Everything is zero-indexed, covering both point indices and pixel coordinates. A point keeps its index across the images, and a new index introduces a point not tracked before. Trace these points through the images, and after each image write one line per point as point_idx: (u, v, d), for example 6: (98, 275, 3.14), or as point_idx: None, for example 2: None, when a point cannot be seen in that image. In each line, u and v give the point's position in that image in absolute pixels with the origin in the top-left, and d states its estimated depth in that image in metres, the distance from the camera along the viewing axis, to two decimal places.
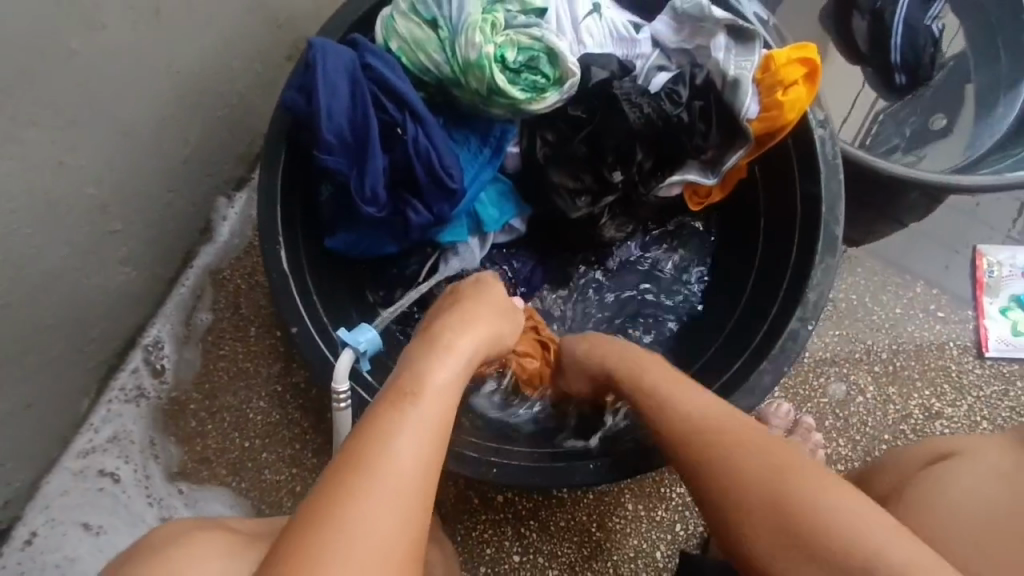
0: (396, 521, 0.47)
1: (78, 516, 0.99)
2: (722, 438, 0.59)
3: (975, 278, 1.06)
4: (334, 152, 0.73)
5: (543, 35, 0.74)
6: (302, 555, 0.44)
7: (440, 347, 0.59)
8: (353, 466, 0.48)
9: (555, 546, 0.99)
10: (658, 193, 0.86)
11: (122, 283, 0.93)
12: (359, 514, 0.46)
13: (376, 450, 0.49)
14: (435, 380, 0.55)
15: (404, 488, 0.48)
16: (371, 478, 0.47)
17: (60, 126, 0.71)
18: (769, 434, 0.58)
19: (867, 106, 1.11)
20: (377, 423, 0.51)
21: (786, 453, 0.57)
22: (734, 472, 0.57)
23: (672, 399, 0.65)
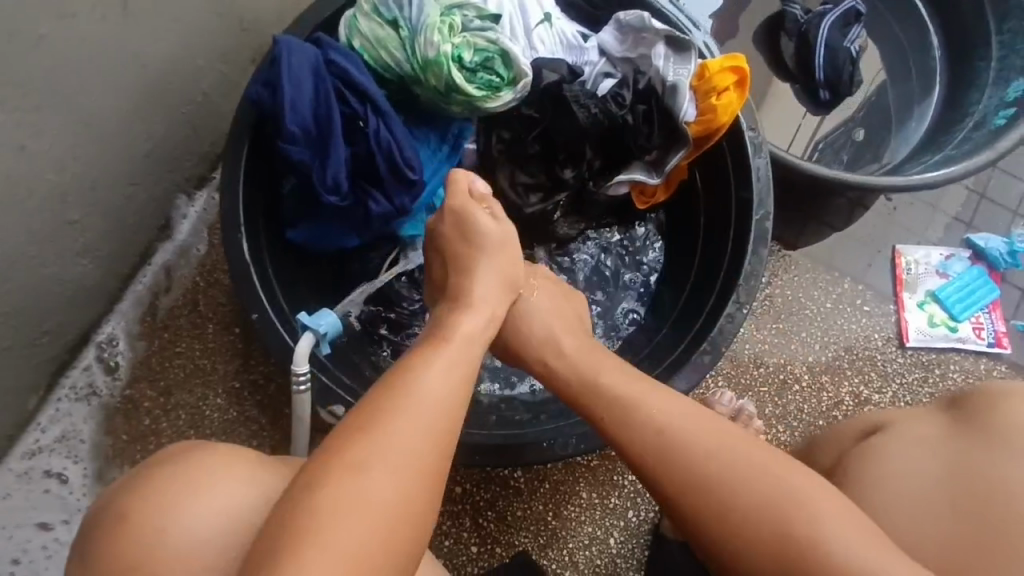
0: (429, 440, 0.51)
1: (23, 518, 0.96)
2: (681, 455, 0.61)
3: (895, 275, 1.15)
4: (298, 143, 0.76)
5: (498, 38, 0.80)
6: (340, 464, 0.48)
7: (466, 303, 0.67)
8: (392, 391, 0.53)
9: (512, 536, 1.01)
10: (607, 192, 0.93)
11: (79, 275, 0.92)
12: (398, 422, 0.51)
13: (412, 378, 0.54)
14: (462, 329, 0.63)
15: (435, 407, 0.53)
16: (411, 398, 0.53)
17: (23, 111, 0.72)
18: (702, 449, 0.61)
19: (812, 128, 1.20)
20: (407, 363, 0.57)
21: (708, 472, 0.60)
22: (681, 489, 0.61)
23: (625, 407, 0.65)
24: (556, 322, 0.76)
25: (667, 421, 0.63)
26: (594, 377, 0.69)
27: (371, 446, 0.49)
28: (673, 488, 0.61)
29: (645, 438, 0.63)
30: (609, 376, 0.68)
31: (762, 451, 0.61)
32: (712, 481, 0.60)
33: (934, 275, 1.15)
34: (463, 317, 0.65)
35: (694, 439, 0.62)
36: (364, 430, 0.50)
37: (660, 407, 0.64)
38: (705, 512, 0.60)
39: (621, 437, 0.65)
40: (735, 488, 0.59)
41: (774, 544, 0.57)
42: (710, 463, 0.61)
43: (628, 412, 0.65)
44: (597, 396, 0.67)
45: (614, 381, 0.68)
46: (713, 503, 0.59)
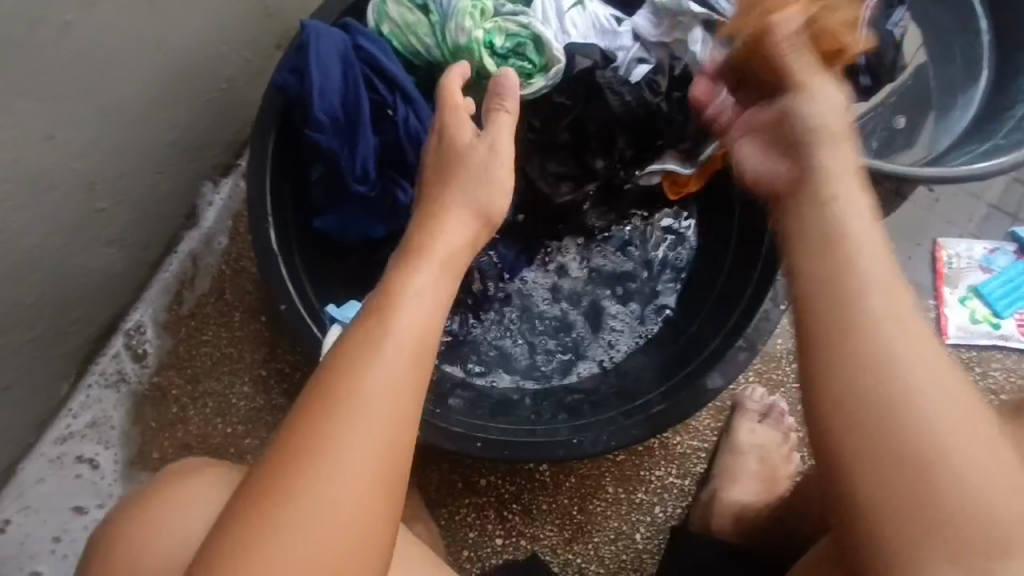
0: (378, 440, 0.48)
1: (55, 503, 0.98)
2: (874, 350, 0.48)
3: (935, 269, 1.11)
4: (325, 131, 0.75)
5: (530, 23, 0.77)
6: (286, 479, 0.46)
7: (424, 253, 0.58)
8: (333, 385, 0.49)
9: (537, 529, 1.01)
10: (639, 180, 0.92)
11: (106, 264, 0.92)
12: (339, 427, 0.47)
13: (351, 370, 0.49)
14: (416, 285, 0.55)
15: (381, 399, 0.49)
16: (350, 395, 0.48)
17: (50, 100, 0.72)
18: (902, 355, 0.47)
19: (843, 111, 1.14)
20: (352, 343, 0.51)
21: (895, 386, 0.46)
22: (843, 386, 0.48)
23: (851, 275, 0.50)
24: (765, 163, 0.64)
25: (882, 309, 0.49)
26: (836, 215, 0.54)
27: (318, 456, 0.46)
28: (830, 384, 0.48)
29: (844, 316, 0.49)
30: (854, 226, 0.53)
31: (955, 386, 0.47)
32: (899, 398, 0.46)
33: (977, 269, 1.10)
34: (419, 271, 0.56)
35: (915, 351, 0.47)
36: (312, 437, 0.47)
37: (871, 302, 0.49)
38: (858, 417, 0.47)
39: (822, 296, 0.51)
40: (901, 420, 0.46)
41: (915, 495, 0.45)
42: (900, 387, 0.46)
43: (847, 274, 0.50)
44: (834, 250, 0.52)
45: (863, 228, 0.53)
46: (887, 418, 0.46)
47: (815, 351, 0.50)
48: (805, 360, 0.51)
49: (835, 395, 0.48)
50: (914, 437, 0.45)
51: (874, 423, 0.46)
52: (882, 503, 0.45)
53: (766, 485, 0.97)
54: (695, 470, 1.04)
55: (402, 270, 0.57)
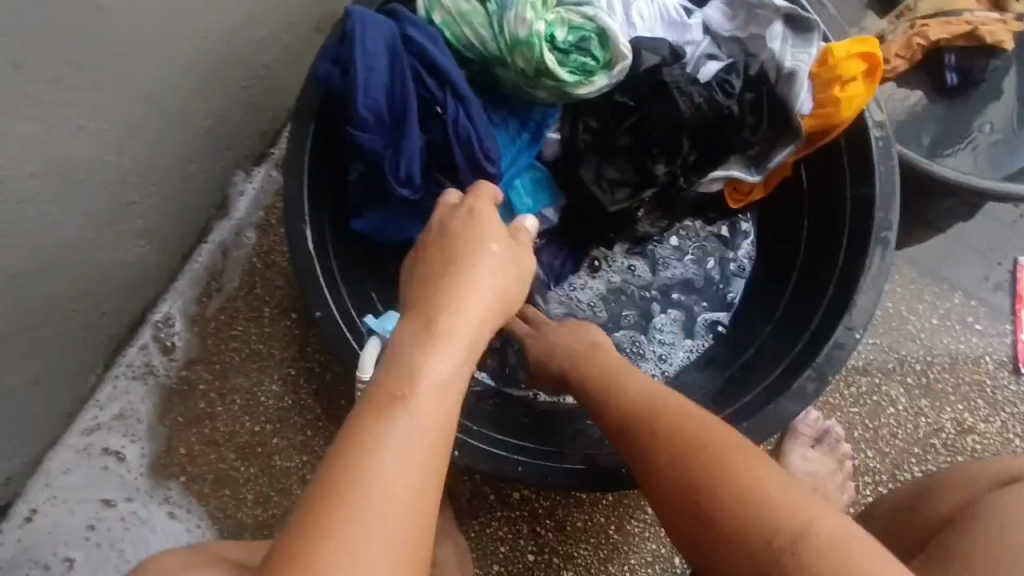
0: (423, 470, 0.44)
1: (81, 495, 0.96)
2: (702, 463, 0.56)
3: (1015, 292, 1.03)
4: (369, 130, 0.70)
5: (596, 15, 0.70)
6: (328, 510, 0.42)
7: (436, 329, 0.51)
8: (379, 408, 0.46)
9: (571, 547, 0.96)
10: (699, 188, 0.83)
11: (137, 257, 0.89)
12: (341, 550, 0.40)
13: (355, 483, 0.42)
14: (431, 374, 0.48)
15: (426, 431, 0.46)
16: (354, 511, 0.42)
17: (82, 88, 0.67)
18: (737, 453, 0.56)
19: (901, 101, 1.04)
20: (353, 442, 0.44)
21: (752, 485, 0.53)
22: (719, 498, 0.53)
23: (630, 391, 0.66)
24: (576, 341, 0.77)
25: (671, 407, 0.62)
26: (616, 382, 0.68)
27: (361, 486, 0.42)
28: (723, 505, 0.53)
29: (682, 440, 0.58)
30: (639, 387, 0.66)
31: (780, 477, 0.54)
32: (747, 485, 0.53)
33: None
34: (432, 353, 0.49)
35: (723, 444, 0.57)
36: (359, 465, 0.43)
37: (634, 386, 0.67)
38: (745, 521, 0.51)
39: (651, 459, 0.60)
40: (787, 520, 0.49)
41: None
42: (749, 479, 0.53)
43: (681, 422, 0.60)
44: (637, 418, 0.63)
45: (641, 386, 0.66)
46: (767, 535, 0.50)
47: (674, 476, 0.57)
48: (691, 512, 0.56)
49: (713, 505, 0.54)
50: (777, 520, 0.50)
51: (760, 517, 0.51)
52: None
53: None
54: None
55: (410, 351, 0.50)
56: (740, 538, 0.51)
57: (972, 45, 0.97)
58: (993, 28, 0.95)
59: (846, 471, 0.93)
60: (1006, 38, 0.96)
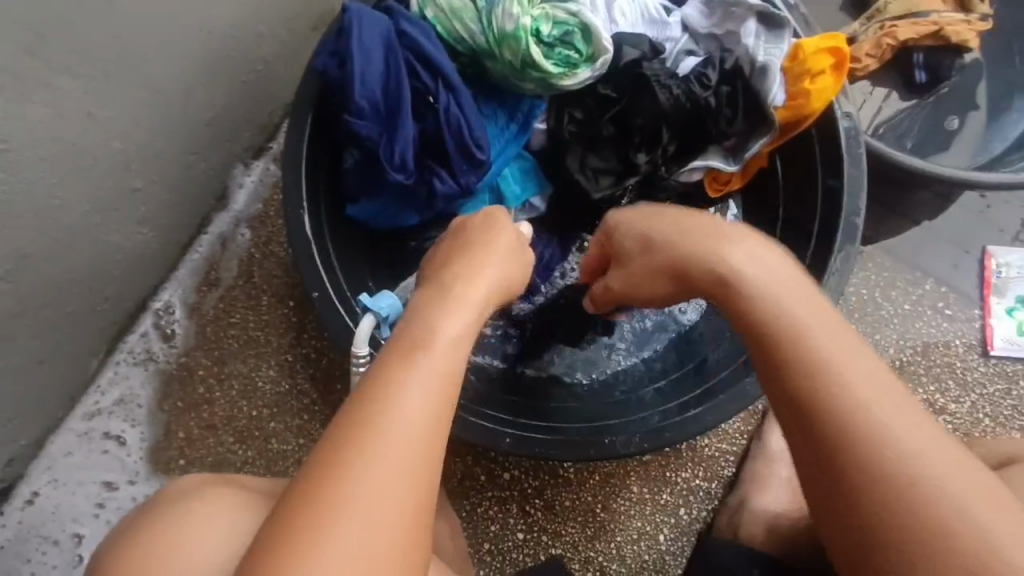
0: (436, 410, 0.49)
1: (82, 477, 0.99)
2: (819, 357, 0.52)
3: (983, 279, 1.07)
4: (364, 118, 0.73)
5: (579, 11, 0.75)
6: (357, 436, 0.46)
7: (451, 298, 0.57)
8: (400, 354, 0.51)
9: (559, 525, 1.00)
10: (678, 178, 0.87)
11: (139, 244, 0.92)
12: (364, 474, 0.45)
13: (371, 424, 0.47)
14: (443, 334, 0.53)
15: (441, 374, 0.51)
16: (373, 444, 0.46)
17: (90, 77, 0.70)
18: (858, 360, 0.52)
19: (876, 104, 1.09)
20: (372, 389, 0.49)
21: (859, 392, 0.50)
22: (823, 391, 0.51)
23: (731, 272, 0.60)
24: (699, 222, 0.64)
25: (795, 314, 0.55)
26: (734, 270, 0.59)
27: (377, 419, 0.47)
28: (818, 410, 0.51)
29: (786, 325, 0.55)
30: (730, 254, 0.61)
31: (896, 390, 0.51)
32: (845, 397, 0.50)
33: None
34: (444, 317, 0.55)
35: (838, 345, 0.53)
36: (380, 399, 0.48)
37: (796, 304, 0.56)
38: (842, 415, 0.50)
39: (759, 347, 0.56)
40: (884, 441, 0.48)
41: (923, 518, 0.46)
42: (842, 389, 0.50)
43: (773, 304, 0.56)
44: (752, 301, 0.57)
45: (757, 267, 0.59)
46: (864, 446, 0.48)
47: (786, 352, 0.53)
48: (784, 400, 0.53)
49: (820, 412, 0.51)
50: (878, 445, 0.48)
51: (861, 423, 0.49)
52: (880, 511, 0.47)
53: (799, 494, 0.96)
54: (722, 473, 1.03)
55: (428, 312, 0.55)
56: (834, 432, 0.50)
57: (940, 44, 1.03)
58: (958, 28, 1.00)
59: None
60: (971, 37, 1.01)
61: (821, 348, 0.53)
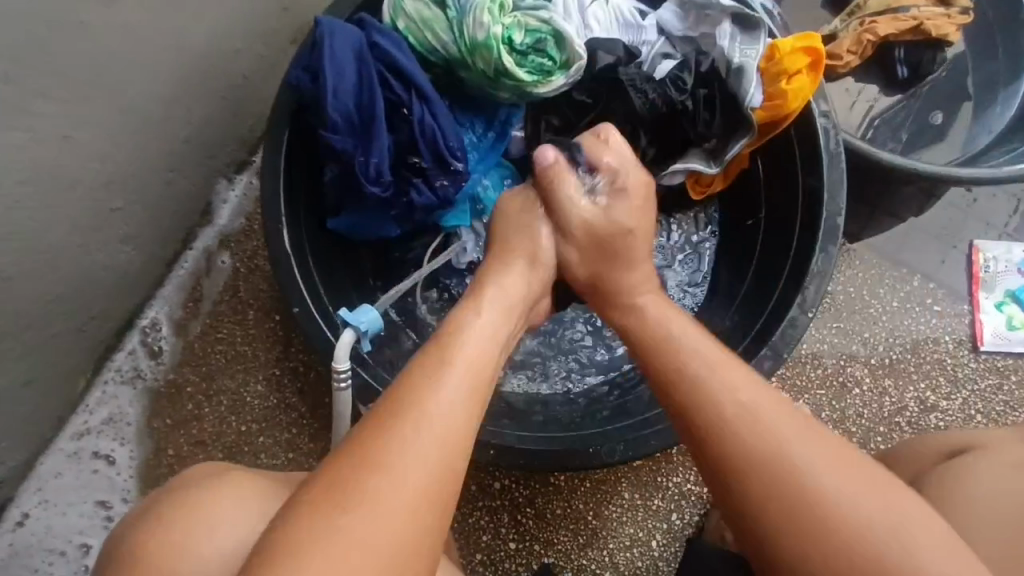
0: (472, 389, 0.53)
1: (72, 497, 0.98)
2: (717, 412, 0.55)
3: (971, 272, 1.07)
4: (339, 132, 0.73)
5: (551, 18, 0.75)
6: (405, 409, 0.49)
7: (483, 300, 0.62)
8: (440, 345, 0.55)
9: (551, 534, 0.99)
10: (660, 181, 0.86)
11: (122, 262, 0.92)
12: (412, 446, 0.47)
13: (421, 397, 0.50)
14: (472, 329, 0.58)
15: (478, 358, 0.55)
16: (423, 415, 0.49)
17: (64, 99, 0.70)
18: (759, 397, 0.56)
19: (866, 103, 1.10)
20: (418, 371, 0.52)
21: (766, 433, 0.53)
22: (731, 447, 0.54)
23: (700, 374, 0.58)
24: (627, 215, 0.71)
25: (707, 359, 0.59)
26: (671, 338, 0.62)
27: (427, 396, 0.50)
28: (732, 454, 0.54)
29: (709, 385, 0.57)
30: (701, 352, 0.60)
31: (787, 407, 0.56)
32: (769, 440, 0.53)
33: (1015, 273, 1.06)
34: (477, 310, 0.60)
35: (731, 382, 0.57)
36: (429, 376, 0.51)
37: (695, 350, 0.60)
38: (747, 449, 0.53)
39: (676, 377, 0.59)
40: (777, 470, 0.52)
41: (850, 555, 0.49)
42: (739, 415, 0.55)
43: (710, 377, 0.57)
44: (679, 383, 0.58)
45: (700, 351, 0.60)
46: (777, 470, 0.52)
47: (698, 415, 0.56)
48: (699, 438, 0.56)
49: (727, 446, 0.54)
50: (779, 469, 0.52)
51: (763, 465, 0.52)
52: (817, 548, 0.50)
53: None
54: None
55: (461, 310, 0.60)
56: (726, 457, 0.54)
57: (917, 39, 1.02)
58: (936, 23, 1.00)
59: None
60: (951, 31, 1.01)
61: (725, 396, 0.56)
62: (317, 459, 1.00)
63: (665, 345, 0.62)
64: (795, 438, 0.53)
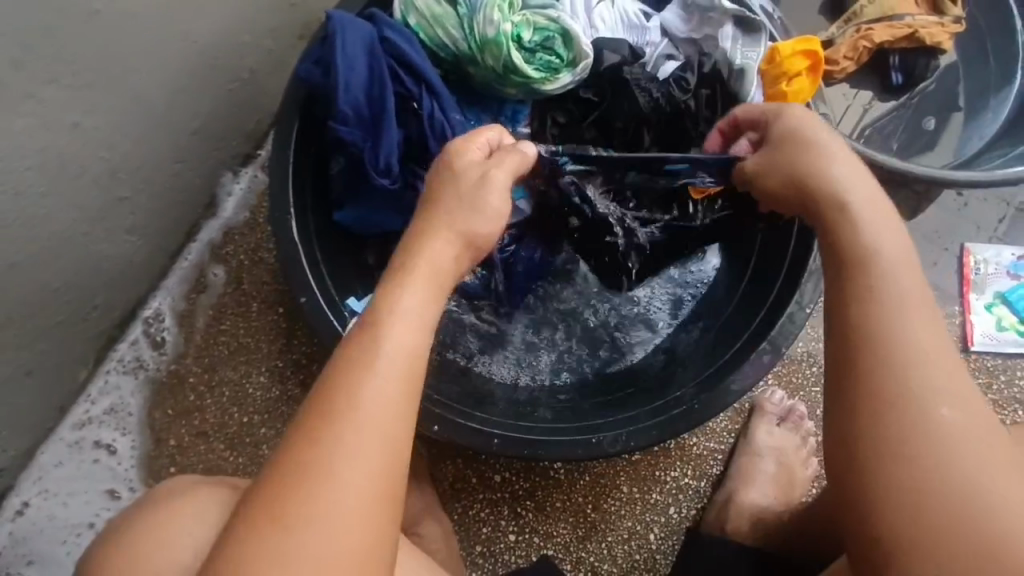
0: (396, 388, 0.52)
1: (71, 487, 0.99)
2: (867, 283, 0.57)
3: (962, 274, 1.09)
4: (349, 124, 0.74)
5: (560, 17, 0.76)
6: (323, 424, 0.50)
7: (410, 278, 0.57)
8: (366, 331, 0.54)
9: (550, 527, 1.00)
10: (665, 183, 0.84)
11: (127, 252, 0.93)
12: (327, 465, 0.49)
13: (344, 403, 0.50)
14: (403, 306, 0.55)
15: (404, 347, 0.53)
16: (336, 435, 0.49)
17: (76, 87, 0.71)
18: (920, 289, 0.56)
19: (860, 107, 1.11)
20: (345, 371, 0.51)
21: (902, 335, 0.55)
22: (857, 327, 0.56)
23: (876, 253, 0.58)
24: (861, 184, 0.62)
25: (893, 251, 0.58)
26: (851, 206, 0.61)
27: (341, 412, 0.50)
28: (860, 343, 0.56)
29: (870, 282, 0.57)
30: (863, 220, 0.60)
31: (932, 328, 0.55)
32: (896, 336, 0.54)
33: (1004, 276, 1.09)
34: (408, 292, 0.56)
35: (902, 272, 0.57)
36: (349, 380, 0.51)
37: (884, 247, 0.59)
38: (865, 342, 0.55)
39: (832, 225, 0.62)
40: (893, 365, 0.54)
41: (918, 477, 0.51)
42: (894, 311, 0.55)
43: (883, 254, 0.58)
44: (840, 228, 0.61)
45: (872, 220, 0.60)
46: (870, 365, 0.54)
47: (843, 294, 0.58)
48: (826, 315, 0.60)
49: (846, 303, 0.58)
50: (895, 371, 0.53)
51: (875, 358, 0.54)
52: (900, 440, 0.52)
53: (784, 488, 0.98)
54: (710, 471, 1.04)
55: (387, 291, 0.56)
56: (857, 350, 0.55)
57: (913, 46, 1.05)
58: (931, 31, 1.02)
59: (809, 447, 1.02)
60: (944, 39, 1.03)
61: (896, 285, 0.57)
62: None
63: (841, 232, 0.61)
64: (925, 346, 0.54)
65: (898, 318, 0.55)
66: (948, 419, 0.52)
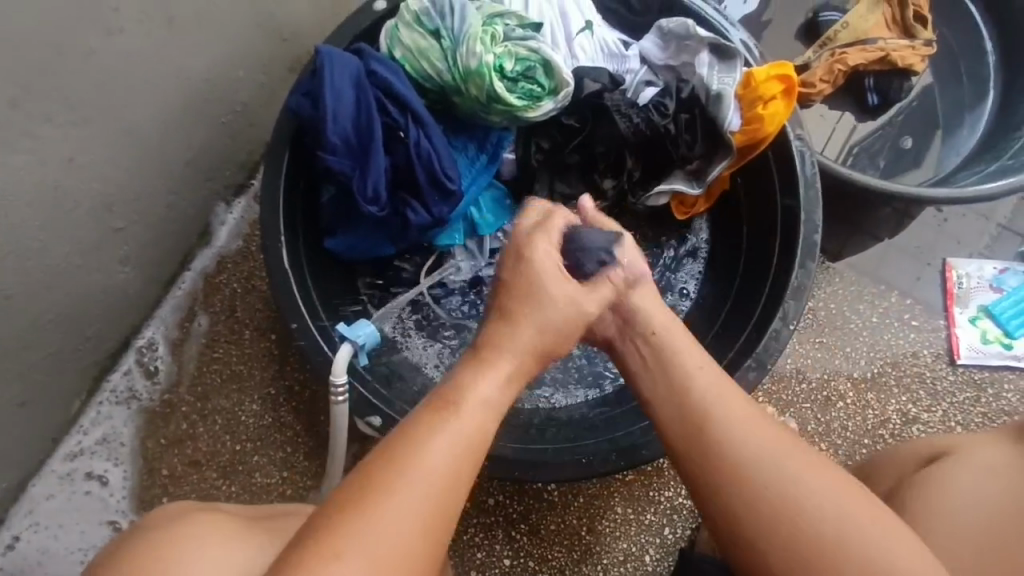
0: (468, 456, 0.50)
1: (62, 519, 0.98)
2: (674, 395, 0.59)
3: (945, 289, 1.11)
4: (338, 153, 0.77)
5: (540, 48, 0.79)
6: (396, 472, 0.48)
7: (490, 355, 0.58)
8: (453, 397, 0.53)
9: (544, 550, 1.00)
10: (646, 202, 0.91)
11: (120, 282, 0.94)
12: (385, 515, 0.46)
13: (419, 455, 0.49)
14: (485, 386, 0.55)
15: (483, 423, 0.53)
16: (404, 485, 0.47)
17: (71, 123, 0.73)
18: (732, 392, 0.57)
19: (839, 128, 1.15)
20: (422, 426, 0.50)
21: (731, 417, 0.55)
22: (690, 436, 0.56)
23: (694, 382, 0.58)
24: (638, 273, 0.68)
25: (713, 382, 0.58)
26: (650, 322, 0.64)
27: (412, 466, 0.48)
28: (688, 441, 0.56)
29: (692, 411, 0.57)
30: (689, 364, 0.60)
31: (741, 405, 0.57)
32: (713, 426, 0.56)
33: (987, 289, 1.11)
34: (489, 372, 0.56)
35: (706, 377, 0.59)
36: (420, 433, 0.50)
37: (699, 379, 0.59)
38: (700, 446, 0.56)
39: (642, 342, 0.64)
40: (733, 458, 0.54)
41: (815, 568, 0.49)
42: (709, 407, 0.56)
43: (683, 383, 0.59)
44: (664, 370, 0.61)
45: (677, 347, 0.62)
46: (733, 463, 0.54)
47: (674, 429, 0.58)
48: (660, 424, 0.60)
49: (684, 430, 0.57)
50: (736, 463, 0.53)
51: (718, 457, 0.54)
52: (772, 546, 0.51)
53: None
54: None
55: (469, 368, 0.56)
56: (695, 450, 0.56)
57: (885, 69, 1.08)
58: (903, 53, 1.06)
59: None
60: (915, 62, 1.07)
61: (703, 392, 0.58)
62: (313, 477, 1.01)
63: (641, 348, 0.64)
64: (743, 425, 0.55)
65: (716, 405, 0.56)
66: (798, 484, 0.51)
